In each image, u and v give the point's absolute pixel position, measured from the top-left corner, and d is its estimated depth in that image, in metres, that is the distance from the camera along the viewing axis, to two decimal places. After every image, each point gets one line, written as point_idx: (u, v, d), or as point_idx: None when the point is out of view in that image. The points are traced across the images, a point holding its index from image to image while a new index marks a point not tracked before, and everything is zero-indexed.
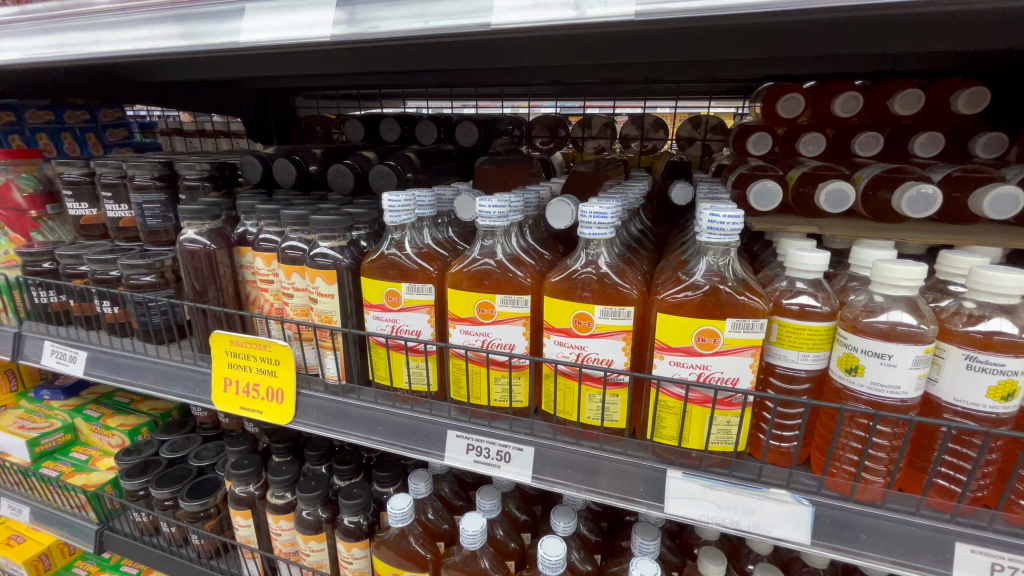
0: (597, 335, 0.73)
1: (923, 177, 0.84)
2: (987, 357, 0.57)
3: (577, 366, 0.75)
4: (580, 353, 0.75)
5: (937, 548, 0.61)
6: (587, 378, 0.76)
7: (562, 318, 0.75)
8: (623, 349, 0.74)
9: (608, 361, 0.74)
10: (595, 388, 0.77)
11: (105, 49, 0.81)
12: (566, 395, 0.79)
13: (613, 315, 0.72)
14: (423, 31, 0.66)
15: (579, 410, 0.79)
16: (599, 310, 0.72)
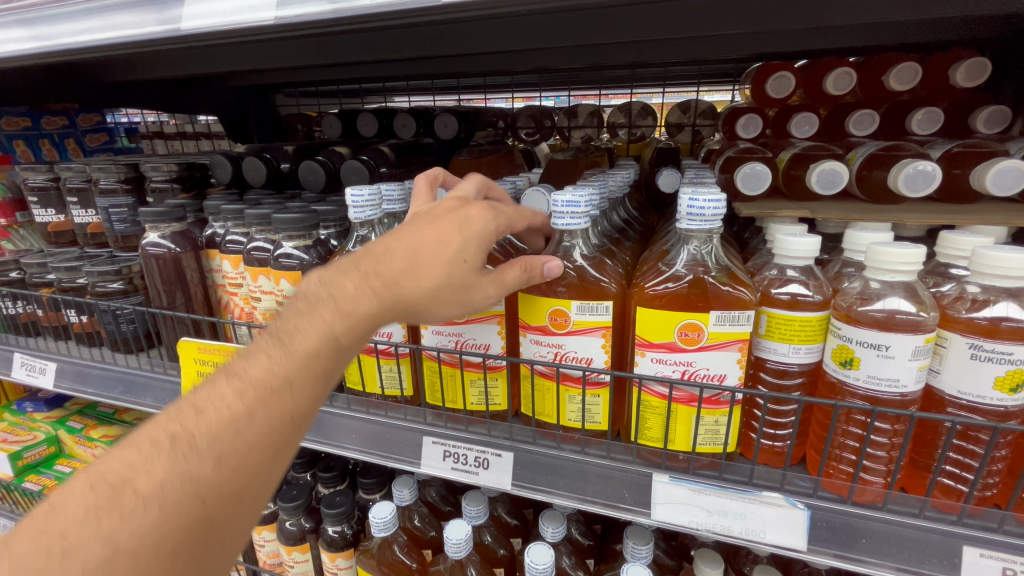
0: (575, 332, 0.69)
1: (922, 154, 0.79)
2: (993, 345, 0.52)
3: (554, 365, 0.71)
4: (558, 351, 0.71)
5: (944, 553, 0.57)
6: (566, 378, 0.72)
7: (537, 315, 0.70)
8: (602, 348, 0.69)
9: (587, 359, 0.70)
10: (576, 387, 0.72)
11: (43, 43, 0.77)
12: (545, 396, 0.75)
13: (590, 310, 0.68)
14: (371, 9, 0.62)
15: (560, 411, 0.74)
16: (575, 305, 0.68)
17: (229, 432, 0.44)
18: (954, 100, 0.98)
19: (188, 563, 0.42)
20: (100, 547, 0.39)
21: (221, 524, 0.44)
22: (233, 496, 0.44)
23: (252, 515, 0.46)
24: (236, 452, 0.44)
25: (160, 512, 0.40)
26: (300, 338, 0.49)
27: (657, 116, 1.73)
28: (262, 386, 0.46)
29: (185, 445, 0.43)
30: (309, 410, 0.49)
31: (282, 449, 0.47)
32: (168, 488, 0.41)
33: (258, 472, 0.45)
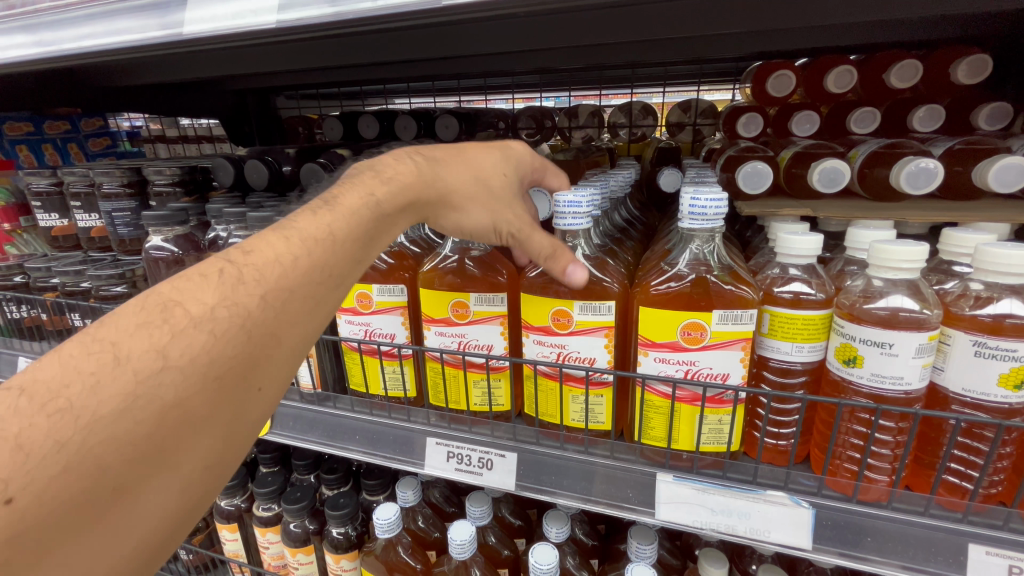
0: (578, 332, 0.69)
1: (924, 152, 0.78)
2: (997, 342, 0.52)
3: (557, 366, 0.71)
4: (560, 352, 0.71)
5: (949, 551, 0.57)
6: (569, 378, 0.72)
7: (539, 315, 0.70)
8: (605, 347, 0.69)
9: (590, 359, 0.70)
10: (579, 387, 0.72)
11: (46, 48, 0.78)
12: (548, 396, 0.75)
13: (593, 310, 0.68)
14: (371, 11, 0.62)
15: (563, 411, 0.74)
16: (577, 305, 0.68)
17: (278, 271, 0.47)
18: (956, 96, 0.98)
19: (227, 394, 0.43)
20: (152, 361, 0.39)
21: (261, 363, 0.45)
22: (272, 337, 0.46)
23: (284, 365, 0.48)
24: (282, 292, 0.47)
25: (211, 337, 0.42)
26: (339, 211, 0.54)
27: (657, 115, 1.73)
28: (306, 243, 0.50)
29: (234, 281, 0.45)
30: (341, 275, 0.53)
31: (318, 304, 0.50)
32: (221, 316, 0.43)
33: (296, 318, 0.48)
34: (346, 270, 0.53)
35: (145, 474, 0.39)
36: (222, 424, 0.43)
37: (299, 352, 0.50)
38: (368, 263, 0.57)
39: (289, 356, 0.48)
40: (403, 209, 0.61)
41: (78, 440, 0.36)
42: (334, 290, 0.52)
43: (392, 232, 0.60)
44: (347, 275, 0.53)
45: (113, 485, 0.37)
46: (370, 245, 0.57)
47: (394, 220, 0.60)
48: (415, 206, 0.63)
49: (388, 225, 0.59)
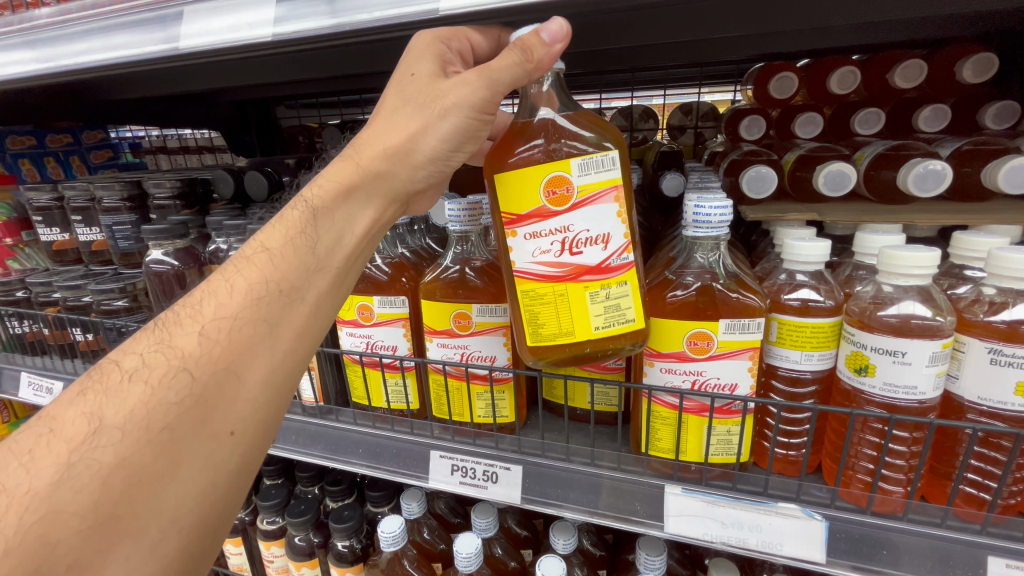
0: (581, 204, 0.56)
1: (930, 153, 0.77)
2: (1013, 350, 0.51)
3: (570, 258, 0.57)
4: (565, 238, 0.57)
5: (968, 565, 0.55)
6: (584, 271, 0.57)
7: (530, 196, 0.56)
8: (618, 216, 0.58)
9: (604, 236, 0.57)
10: (597, 282, 0.58)
11: (44, 64, 0.77)
12: (558, 309, 0.59)
13: (595, 168, 0.56)
14: (367, 23, 0.62)
15: (580, 322, 0.59)
16: (576, 166, 0.55)
17: (215, 309, 0.50)
18: (961, 96, 0.97)
19: (183, 440, 0.45)
20: (90, 422, 0.43)
21: (217, 401, 0.47)
22: (225, 372, 0.48)
23: (250, 397, 0.49)
24: (220, 328, 0.49)
25: (147, 386, 0.45)
26: (277, 232, 0.56)
27: (658, 119, 1.72)
28: (244, 274, 0.53)
29: (172, 332, 0.49)
30: (294, 291, 0.53)
31: (272, 328, 0.51)
32: (156, 365, 0.47)
33: (248, 348, 0.50)
34: (300, 284, 0.54)
35: (107, 543, 0.41)
36: (186, 475, 0.45)
37: (267, 381, 0.50)
38: (331, 271, 0.56)
39: (256, 387, 0.49)
40: (352, 201, 0.59)
41: (19, 518, 0.39)
42: (291, 307, 0.53)
43: (353, 230, 0.58)
44: (304, 290, 0.54)
45: (71, 559, 0.40)
46: (326, 253, 0.56)
47: (347, 219, 0.58)
48: (364, 195, 0.59)
49: (343, 225, 0.58)
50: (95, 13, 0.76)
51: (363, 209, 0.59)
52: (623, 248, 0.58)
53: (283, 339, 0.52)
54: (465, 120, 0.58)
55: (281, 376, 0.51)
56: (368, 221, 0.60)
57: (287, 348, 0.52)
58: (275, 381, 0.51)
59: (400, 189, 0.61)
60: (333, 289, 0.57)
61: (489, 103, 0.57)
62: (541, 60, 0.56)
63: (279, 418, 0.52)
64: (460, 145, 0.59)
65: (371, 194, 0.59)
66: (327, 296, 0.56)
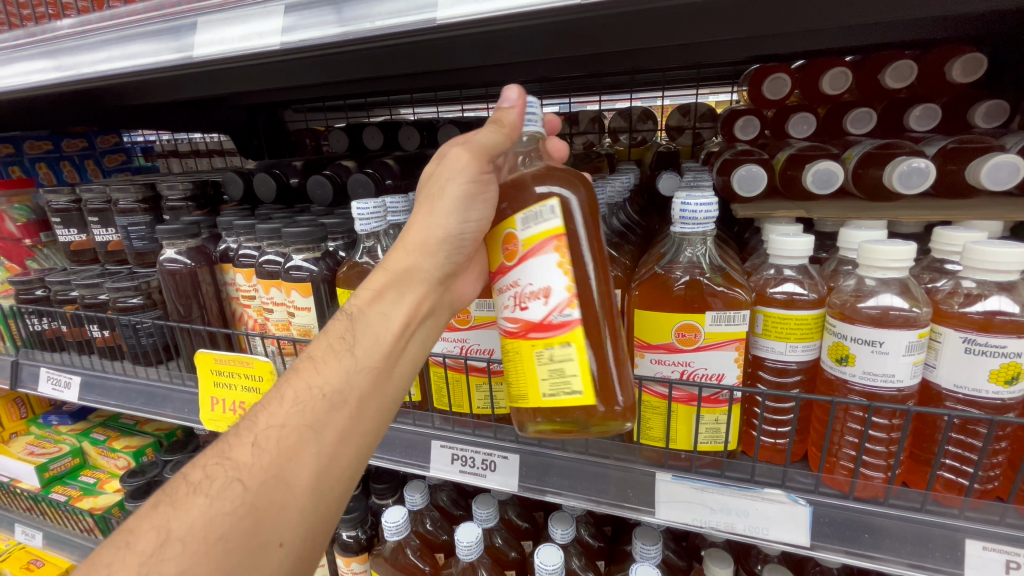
0: (525, 258, 0.56)
1: (916, 152, 0.79)
2: (986, 339, 0.53)
3: (517, 314, 0.57)
4: (515, 291, 0.57)
5: (946, 547, 0.57)
6: (530, 328, 0.57)
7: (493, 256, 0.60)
8: (559, 268, 0.55)
9: (546, 291, 0.55)
10: (541, 341, 0.57)
11: (65, 72, 0.82)
12: (512, 366, 0.60)
13: (534, 220, 0.55)
14: (370, 32, 0.65)
15: (531, 386, 0.59)
16: (519, 219, 0.56)
17: (267, 420, 0.53)
18: (952, 96, 0.98)
19: (236, 552, 0.47)
20: (160, 534, 0.47)
21: (268, 510, 0.49)
22: (275, 480, 0.50)
23: (298, 505, 0.51)
24: (270, 438, 0.52)
25: (207, 498, 0.49)
26: (325, 337, 0.59)
27: (657, 120, 1.75)
28: (294, 382, 0.56)
29: (232, 444, 0.53)
30: (338, 395, 0.55)
31: (317, 434, 0.53)
32: (215, 477, 0.50)
33: (296, 454, 0.51)
34: (343, 387, 0.55)
35: None
36: None
37: (314, 487, 0.52)
38: (372, 368, 0.57)
39: (304, 495, 0.51)
40: (390, 295, 0.59)
41: None
42: (335, 411, 0.54)
43: (392, 325, 0.59)
44: (348, 392, 0.55)
45: None
46: (367, 352, 0.57)
47: (387, 313, 0.59)
48: (401, 288, 0.60)
49: (383, 321, 0.58)
50: (113, 24, 0.80)
51: (402, 302, 0.60)
52: (567, 304, 0.55)
53: (329, 443, 0.53)
54: (463, 187, 0.57)
55: (328, 481, 0.53)
56: (406, 313, 0.59)
57: (333, 452, 0.53)
58: (322, 486, 0.52)
59: (430, 276, 0.61)
60: (378, 387, 0.57)
61: (481, 166, 0.58)
62: (512, 123, 0.58)
63: (328, 523, 0.54)
64: (465, 211, 0.58)
65: (407, 287, 0.60)
66: (371, 394, 0.57)
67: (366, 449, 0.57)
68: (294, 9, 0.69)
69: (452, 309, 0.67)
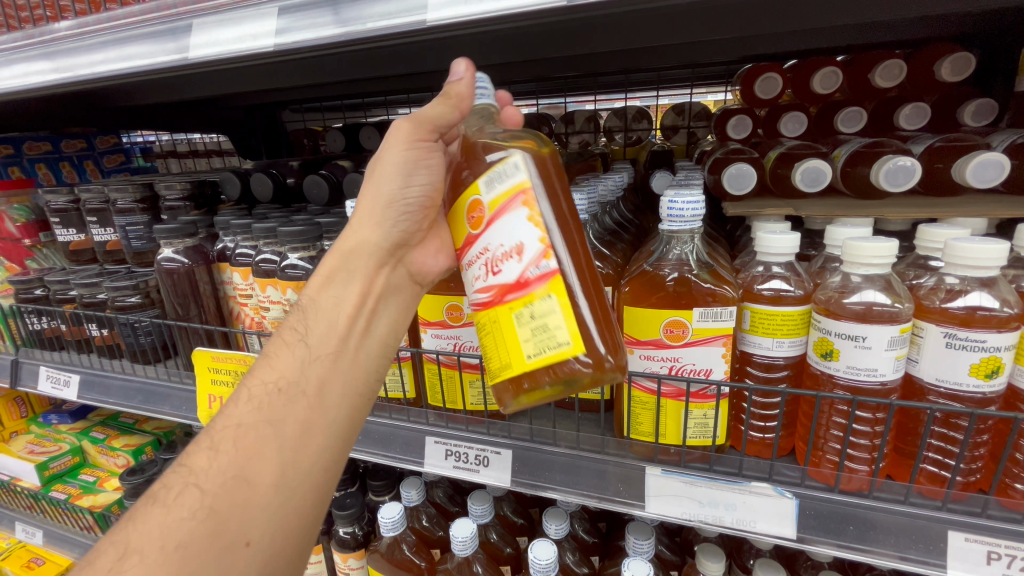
0: (492, 221, 0.55)
1: (903, 150, 0.80)
2: (967, 334, 0.54)
3: (491, 280, 0.55)
4: (486, 259, 0.56)
5: (930, 539, 0.58)
6: (505, 290, 0.54)
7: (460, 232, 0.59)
8: (529, 221, 0.53)
9: (515, 246, 0.53)
10: (519, 300, 0.54)
11: (62, 74, 0.83)
12: (495, 337, 0.57)
13: (497, 182, 0.54)
14: (361, 33, 0.66)
15: (513, 350, 0.55)
16: (481, 184, 0.55)
17: (225, 419, 0.55)
18: (942, 94, 0.99)
19: (198, 555, 0.47)
20: (117, 549, 0.47)
21: (229, 511, 0.50)
22: (236, 480, 0.51)
23: (263, 502, 0.51)
24: (228, 436, 0.53)
25: (164, 507, 0.49)
26: (277, 334, 0.61)
27: (652, 119, 1.76)
28: (248, 381, 0.57)
29: (188, 450, 0.54)
30: (294, 385, 0.56)
31: (275, 427, 0.54)
32: (172, 486, 0.51)
33: (256, 451, 0.52)
34: (299, 377, 0.57)
35: None
36: None
37: (281, 482, 0.53)
38: (328, 354, 0.59)
39: (268, 491, 0.52)
40: (339, 281, 0.62)
41: None
42: (293, 402, 0.55)
43: (346, 308, 0.61)
44: (305, 381, 0.57)
45: None
46: (321, 340, 0.59)
47: (338, 299, 0.62)
48: (347, 271, 0.63)
49: (335, 307, 0.61)
50: (110, 26, 0.81)
51: (352, 284, 0.63)
52: (539, 256, 0.53)
53: (292, 435, 0.54)
54: (404, 153, 0.64)
55: (295, 473, 0.53)
56: (358, 293, 0.62)
57: (296, 444, 0.54)
58: (288, 480, 0.53)
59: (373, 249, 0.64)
60: (337, 372, 0.59)
61: (420, 130, 0.64)
62: (460, 92, 0.62)
63: (302, 517, 0.54)
64: (409, 176, 0.64)
65: (355, 268, 0.63)
66: (331, 380, 0.58)
67: (337, 437, 0.58)
68: (288, 11, 0.70)
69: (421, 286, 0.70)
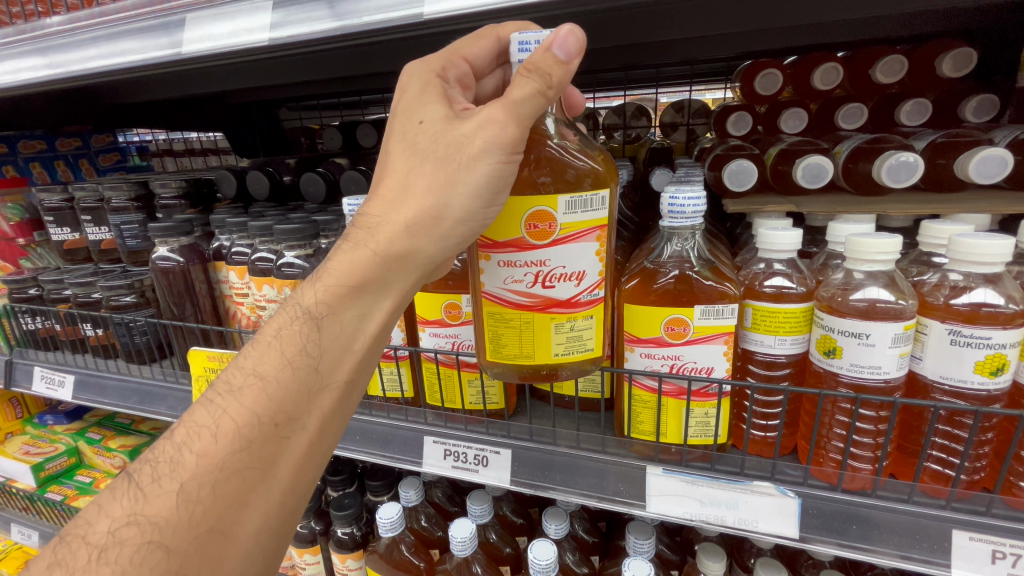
0: (561, 241, 0.57)
1: (905, 146, 0.80)
2: (971, 331, 0.53)
3: (541, 291, 0.59)
4: (539, 271, 0.58)
5: (933, 538, 0.58)
6: (552, 303, 0.59)
7: (511, 227, 0.57)
8: (595, 254, 0.59)
9: (578, 272, 0.59)
10: (563, 314, 0.60)
11: (53, 70, 0.81)
12: (522, 333, 0.61)
13: (582, 206, 0.56)
14: (357, 28, 0.65)
15: (542, 347, 0.61)
16: (563, 202, 0.56)
17: (198, 458, 0.49)
18: (942, 90, 0.99)
19: None
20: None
21: (200, 568, 0.47)
22: (210, 534, 0.48)
23: (240, 554, 0.49)
24: (205, 483, 0.48)
25: (117, 567, 0.45)
26: (275, 350, 0.53)
27: (651, 116, 1.75)
28: (232, 411, 0.51)
29: (151, 489, 0.48)
30: (289, 426, 0.52)
31: (264, 475, 0.50)
32: (127, 540, 0.46)
33: (239, 501, 0.49)
34: (298, 414, 0.52)
35: None
36: None
37: (260, 528, 0.50)
38: (333, 390, 0.54)
39: (246, 542, 0.49)
40: (361, 299, 0.55)
41: None
42: (287, 443, 0.51)
43: (361, 335, 0.56)
44: (303, 423, 0.52)
45: None
46: (330, 370, 0.54)
47: (349, 326, 0.55)
48: (372, 290, 0.56)
49: (344, 335, 0.55)
50: (102, 21, 0.80)
51: (375, 307, 0.56)
52: (594, 285, 0.61)
53: (281, 479, 0.51)
54: (496, 167, 0.53)
55: (277, 520, 0.51)
56: (381, 318, 0.56)
57: (283, 489, 0.51)
58: (269, 528, 0.51)
59: (426, 263, 0.56)
60: (337, 409, 0.55)
61: (521, 142, 0.53)
62: (559, 84, 0.52)
63: (278, 561, 0.53)
64: (496, 195, 0.54)
65: (385, 287, 0.56)
66: (330, 418, 0.54)
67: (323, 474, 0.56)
68: (282, 5, 0.69)
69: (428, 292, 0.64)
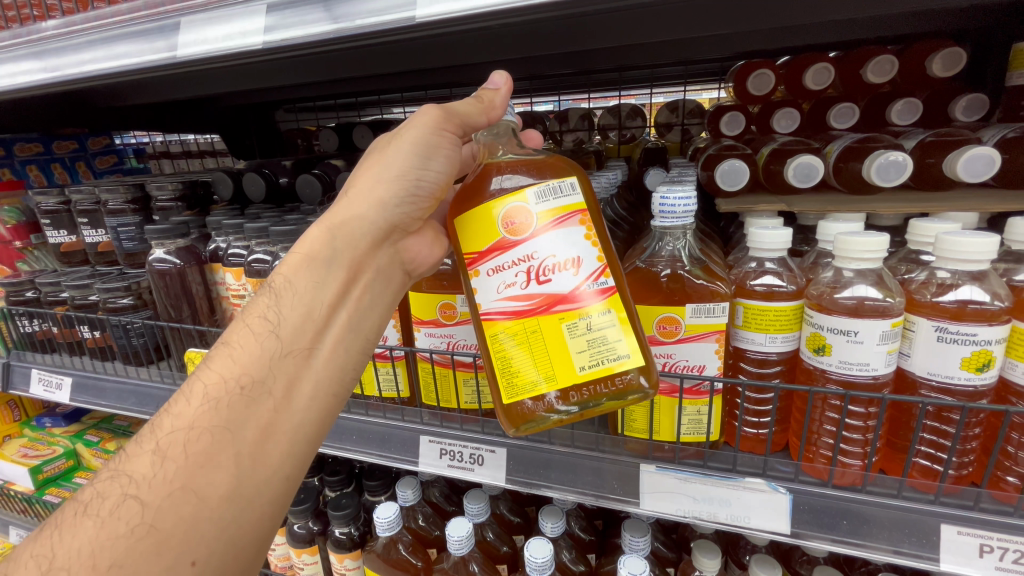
0: (541, 231, 0.57)
1: (895, 145, 0.81)
2: (958, 328, 0.54)
3: (539, 287, 0.57)
4: (531, 266, 0.57)
5: (923, 533, 0.58)
6: (555, 300, 0.57)
7: (489, 228, 0.57)
8: (585, 239, 0.58)
9: (571, 260, 0.57)
10: (572, 311, 0.57)
11: (49, 73, 0.82)
12: (532, 344, 0.58)
13: (551, 194, 0.57)
14: (351, 31, 0.66)
15: (560, 361, 0.57)
16: (532, 194, 0.57)
17: (172, 420, 0.50)
18: (933, 90, 0.99)
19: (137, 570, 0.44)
20: (39, 564, 0.43)
21: (171, 527, 0.46)
22: (183, 492, 0.47)
23: (212, 516, 0.47)
24: (177, 441, 0.49)
25: (97, 521, 0.45)
26: (243, 320, 0.56)
27: (646, 117, 1.76)
28: (204, 376, 0.53)
29: (131, 453, 0.50)
30: (258, 387, 0.52)
31: (234, 435, 0.50)
32: (108, 496, 0.47)
33: (209, 460, 0.48)
34: (265, 377, 0.53)
35: None
36: None
37: (233, 493, 0.49)
38: (300, 354, 0.55)
39: (219, 504, 0.48)
40: (323, 268, 0.58)
41: None
42: (256, 404, 0.52)
43: (327, 300, 0.58)
44: (272, 383, 0.53)
45: None
46: (294, 335, 0.55)
47: (315, 292, 0.57)
48: (333, 258, 0.59)
49: (309, 301, 0.57)
50: (98, 25, 0.80)
51: (336, 273, 0.59)
52: (596, 273, 0.58)
53: (252, 441, 0.51)
54: (424, 135, 0.61)
55: (249, 484, 0.50)
56: (344, 284, 0.59)
57: (254, 452, 0.50)
58: (242, 492, 0.49)
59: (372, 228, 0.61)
60: (308, 373, 0.55)
61: (446, 120, 0.62)
62: (492, 101, 0.66)
63: (256, 531, 0.50)
64: (427, 159, 0.61)
65: (346, 256, 0.59)
66: (300, 381, 0.55)
67: (299, 442, 0.54)
68: (276, 8, 0.70)
69: (409, 274, 0.67)
